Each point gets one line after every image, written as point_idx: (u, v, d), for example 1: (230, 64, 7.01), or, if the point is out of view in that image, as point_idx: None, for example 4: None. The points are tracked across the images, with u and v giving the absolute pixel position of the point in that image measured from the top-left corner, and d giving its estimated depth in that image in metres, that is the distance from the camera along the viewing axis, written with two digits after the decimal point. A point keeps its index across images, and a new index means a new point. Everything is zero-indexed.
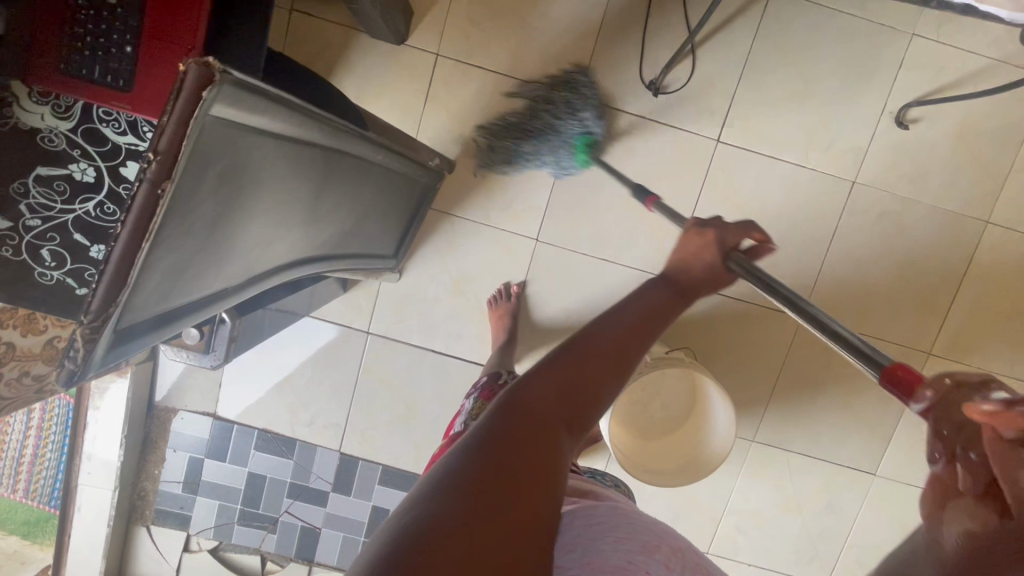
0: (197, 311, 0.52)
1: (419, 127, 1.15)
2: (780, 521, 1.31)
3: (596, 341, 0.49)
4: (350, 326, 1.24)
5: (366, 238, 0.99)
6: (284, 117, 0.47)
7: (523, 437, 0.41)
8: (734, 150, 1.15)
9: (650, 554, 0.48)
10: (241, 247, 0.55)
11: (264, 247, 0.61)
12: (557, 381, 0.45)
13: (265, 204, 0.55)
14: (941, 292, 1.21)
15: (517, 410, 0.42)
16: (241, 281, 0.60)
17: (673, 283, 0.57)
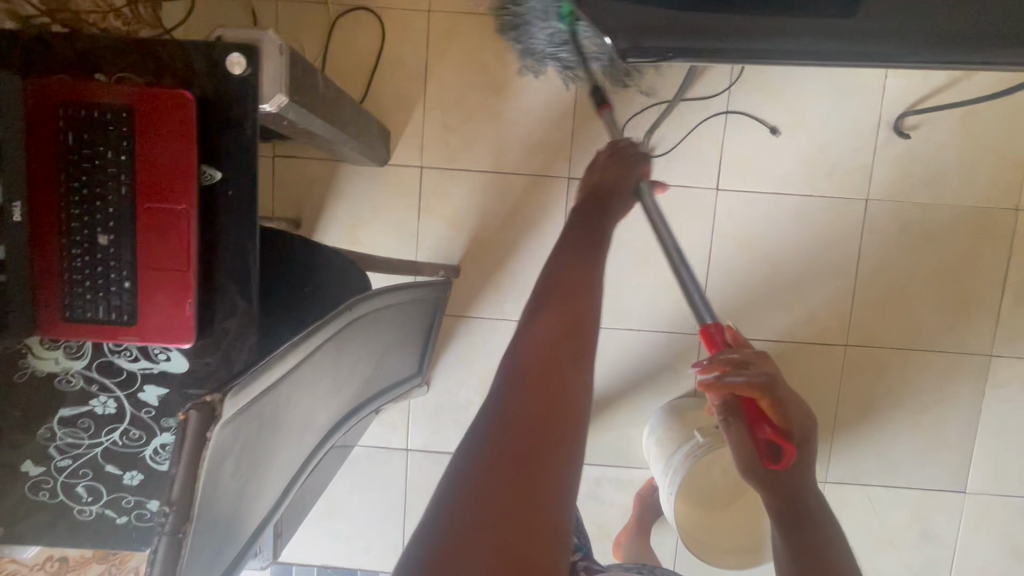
0: (249, 553, 0.50)
1: (417, 239, 1.15)
2: (874, 560, 1.22)
3: (546, 315, 0.56)
4: (387, 447, 1.21)
5: (390, 371, 0.97)
6: (295, 354, 0.47)
7: (520, 419, 0.47)
8: (736, 194, 1.12)
9: None
10: (278, 472, 0.54)
11: (297, 453, 0.60)
12: (533, 351, 0.52)
13: (295, 421, 0.54)
14: (988, 290, 1.14)
15: (519, 373, 0.50)
16: (282, 495, 0.59)
17: (578, 251, 0.67)
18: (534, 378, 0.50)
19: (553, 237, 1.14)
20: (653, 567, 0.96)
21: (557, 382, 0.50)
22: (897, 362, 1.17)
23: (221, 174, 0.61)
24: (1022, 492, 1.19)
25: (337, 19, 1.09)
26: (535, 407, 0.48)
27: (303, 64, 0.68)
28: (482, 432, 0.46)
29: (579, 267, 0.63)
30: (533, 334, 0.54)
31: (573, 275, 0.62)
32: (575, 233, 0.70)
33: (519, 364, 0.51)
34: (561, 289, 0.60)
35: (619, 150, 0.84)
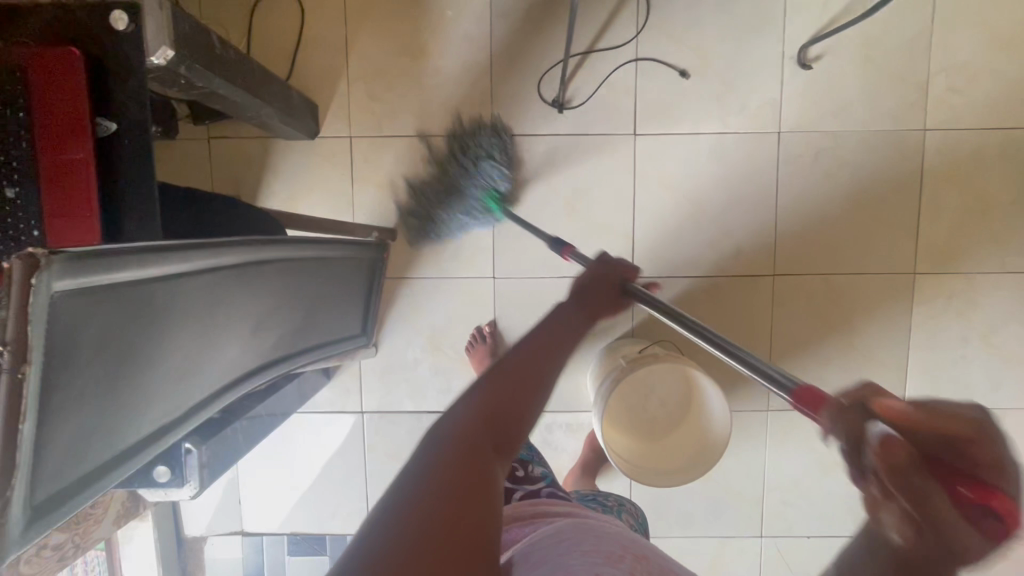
0: (132, 457, 0.54)
1: (353, 206, 1.20)
2: (823, 482, 1.26)
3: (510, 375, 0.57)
4: (343, 410, 1.26)
5: (325, 326, 1.02)
6: (163, 259, 0.51)
7: (470, 471, 0.46)
8: (653, 138, 1.17)
9: (615, 564, 0.55)
10: (164, 387, 0.57)
11: (198, 374, 0.64)
12: (487, 418, 0.51)
13: (176, 340, 0.58)
14: (905, 210, 1.18)
15: (476, 425, 0.50)
16: (182, 411, 0.63)
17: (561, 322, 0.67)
18: (461, 488, 0.44)
19: (483, 194, 1.19)
20: (608, 503, 0.98)
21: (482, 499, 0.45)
22: (825, 287, 1.21)
23: (116, 125, 0.66)
24: (959, 404, 1.23)
25: (256, 1, 1.14)
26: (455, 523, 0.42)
27: (196, 25, 0.73)
28: (383, 536, 0.39)
29: (540, 359, 0.59)
30: (464, 435, 0.49)
31: (532, 370, 0.57)
32: (547, 321, 0.66)
33: (443, 472, 0.45)
34: (513, 389, 0.55)
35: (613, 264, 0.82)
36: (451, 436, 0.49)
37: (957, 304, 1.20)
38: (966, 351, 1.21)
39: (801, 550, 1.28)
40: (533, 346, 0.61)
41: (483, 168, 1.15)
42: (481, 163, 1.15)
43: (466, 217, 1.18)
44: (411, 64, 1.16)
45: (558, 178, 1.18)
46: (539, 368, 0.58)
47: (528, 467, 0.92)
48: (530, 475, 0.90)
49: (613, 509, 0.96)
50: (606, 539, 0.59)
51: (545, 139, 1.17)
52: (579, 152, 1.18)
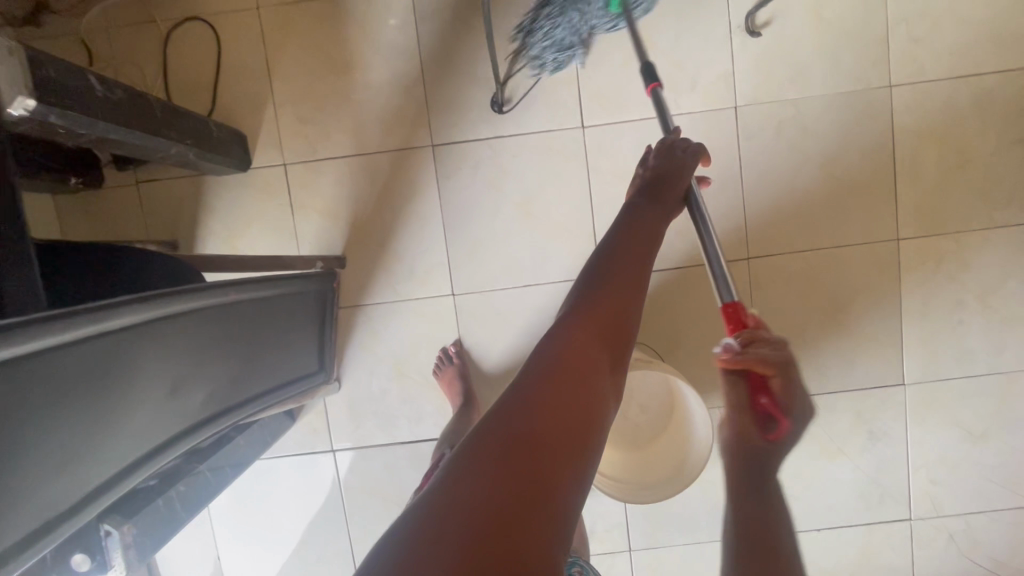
0: (4, 564, 0.51)
1: (296, 237, 1.13)
2: (827, 471, 1.18)
3: (592, 305, 0.57)
4: (314, 451, 1.20)
5: (272, 369, 0.95)
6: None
7: (561, 395, 0.47)
8: (603, 128, 1.10)
9: None
10: (36, 483, 0.54)
11: (79, 452, 0.58)
12: (573, 348, 0.52)
13: (49, 428, 0.54)
14: (879, 174, 1.11)
15: (564, 354, 0.51)
16: (66, 495, 0.58)
17: (638, 242, 0.67)
18: (555, 393, 0.47)
19: (431, 208, 1.12)
20: None
21: (576, 401, 0.48)
22: (805, 265, 1.13)
23: None
24: (963, 374, 1.15)
25: (169, 34, 1.08)
26: (552, 422, 0.45)
27: (64, 67, 0.66)
28: (476, 468, 0.42)
29: (621, 281, 0.61)
30: (551, 379, 0.48)
31: (613, 293, 0.59)
32: (621, 238, 0.67)
33: (538, 379, 0.48)
34: (596, 314, 0.56)
35: (670, 171, 0.78)
36: (544, 358, 0.50)
37: (947, 267, 1.12)
38: (963, 316, 1.13)
39: (812, 545, 1.20)
40: (612, 267, 0.62)
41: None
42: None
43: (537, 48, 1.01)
44: (338, 82, 1.10)
45: (508, 183, 1.12)
46: (623, 291, 0.60)
47: None
48: None
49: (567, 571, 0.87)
50: None
51: (489, 144, 1.11)
52: (528, 151, 1.11)
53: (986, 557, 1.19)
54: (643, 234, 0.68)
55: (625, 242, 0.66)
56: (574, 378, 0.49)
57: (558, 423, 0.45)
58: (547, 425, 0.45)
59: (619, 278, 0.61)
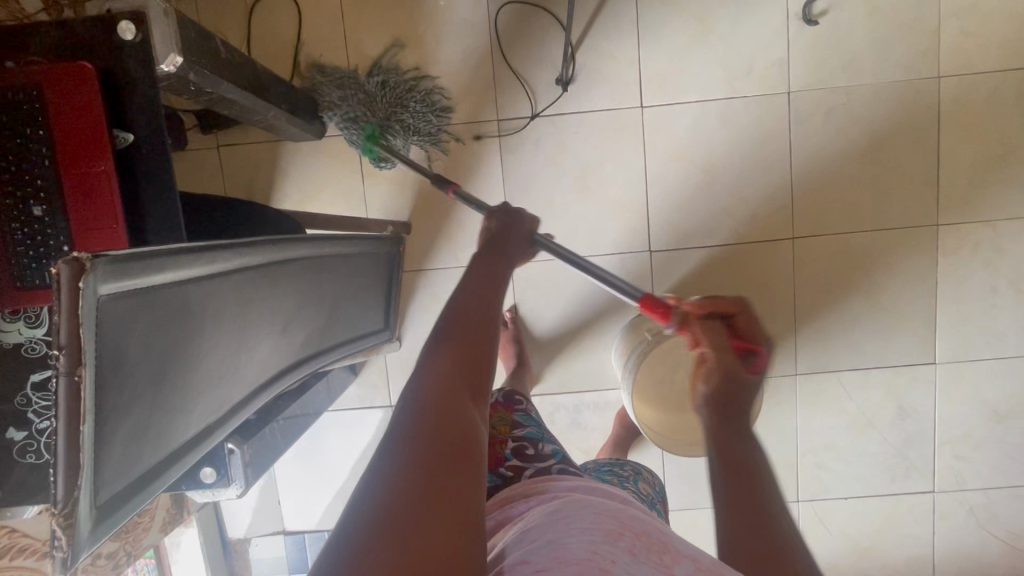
0: (178, 461, 0.53)
1: (365, 202, 1.20)
2: (858, 444, 1.25)
3: (448, 334, 0.57)
4: (373, 406, 1.28)
5: (349, 323, 1.02)
6: (197, 261, 0.51)
7: (437, 424, 0.46)
8: (659, 109, 1.16)
9: (615, 542, 0.50)
10: (212, 399, 0.59)
11: (235, 375, 0.64)
12: (440, 375, 0.51)
13: (212, 341, 0.57)
14: (923, 162, 1.16)
15: (433, 384, 0.50)
16: (223, 417, 0.63)
17: (489, 278, 0.71)
18: (434, 424, 0.46)
19: (493, 180, 1.19)
20: (624, 472, 0.99)
21: (462, 440, 0.45)
22: (845, 246, 1.19)
23: (133, 136, 0.67)
24: (992, 355, 1.21)
25: (253, 6, 1.14)
26: (441, 468, 0.42)
27: (200, 31, 0.73)
28: (371, 514, 0.39)
29: (476, 312, 0.62)
30: (432, 412, 0.47)
31: (472, 324, 0.59)
32: (477, 281, 0.69)
33: (421, 419, 0.46)
34: (456, 338, 0.57)
35: (514, 213, 0.85)
36: (417, 392, 0.49)
37: (982, 253, 1.18)
38: (995, 300, 1.19)
39: (839, 512, 1.27)
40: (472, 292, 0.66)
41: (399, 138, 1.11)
42: (399, 138, 1.11)
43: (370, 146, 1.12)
44: (411, 56, 1.16)
45: (567, 158, 1.18)
46: (480, 320, 0.61)
47: (539, 446, 0.83)
48: (541, 453, 0.82)
49: (630, 478, 0.97)
50: (602, 516, 0.54)
51: (552, 120, 1.17)
52: (587, 129, 1.17)
53: (1004, 529, 1.26)
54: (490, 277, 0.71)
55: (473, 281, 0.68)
56: (452, 415, 0.47)
57: (443, 452, 0.44)
58: (439, 472, 0.42)
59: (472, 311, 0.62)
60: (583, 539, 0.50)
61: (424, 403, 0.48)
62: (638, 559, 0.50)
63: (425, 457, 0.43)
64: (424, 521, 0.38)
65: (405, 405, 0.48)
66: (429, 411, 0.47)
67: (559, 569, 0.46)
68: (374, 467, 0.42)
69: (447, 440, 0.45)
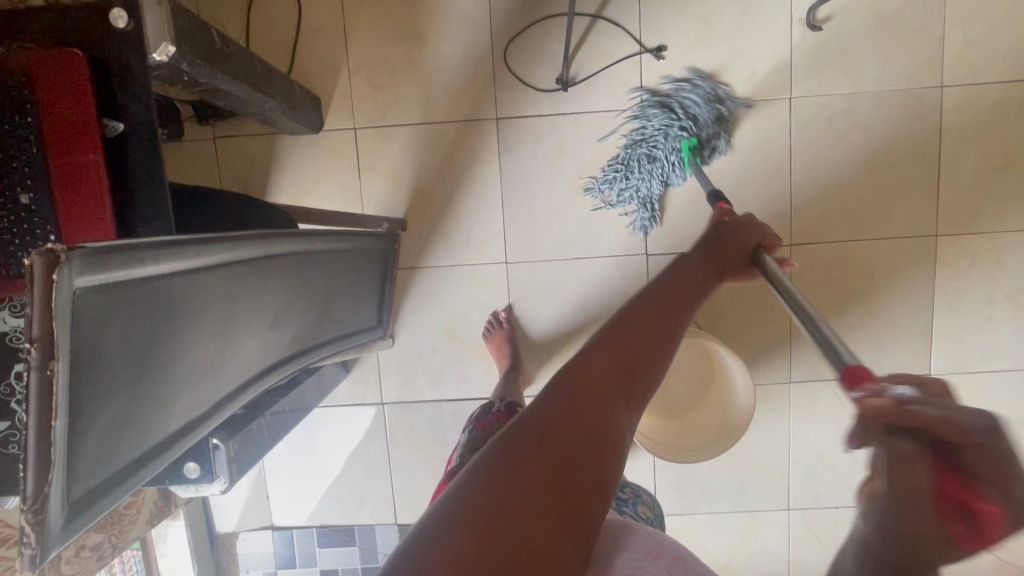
0: (157, 458, 0.53)
1: (362, 198, 1.19)
2: (850, 453, 1.24)
3: (624, 329, 0.50)
4: (365, 402, 1.27)
5: (341, 319, 1.01)
6: (181, 254, 0.50)
7: (581, 423, 0.41)
8: (660, 112, 1.15)
9: (654, 560, 0.56)
10: (195, 395, 0.58)
11: (220, 370, 0.63)
12: (604, 372, 0.46)
13: (199, 335, 0.57)
14: (924, 171, 1.15)
15: (594, 378, 0.45)
16: (207, 412, 0.62)
17: (683, 281, 0.60)
18: (580, 419, 0.41)
19: (491, 179, 1.18)
20: (624, 495, 0.98)
21: (604, 458, 0.40)
22: (843, 255, 1.18)
23: (123, 125, 0.66)
24: (988, 368, 1.20)
25: None
26: (577, 477, 0.38)
27: (194, 21, 0.72)
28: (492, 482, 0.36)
29: (668, 317, 0.54)
30: (581, 403, 0.42)
31: (658, 331, 0.52)
32: (682, 278, 0.60)
33: (567, 408, 0.42)
34: (634, 339, 0.49)
35: (745, 225, 0.73)
36: (575, 378, 0.44)
37: (981, 264, 1.17)
38: (992, 311, 1.18)
39: (829, 521, 1.27)
40: (669, 288, 0.57)
41: (663, 140, 1.11)
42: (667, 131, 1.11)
43: (603, 187, 1.17)
44: (411, 52, 1.15)
45: (566, 158, 1.17)
46: (666, 328, 0.53)
47: None
48: None
49: (631, 501, 0.96)
50: (642, 537, 0.60)
51: (551, 119, 1.16)
52: (587, 129, 1.16)
53: None
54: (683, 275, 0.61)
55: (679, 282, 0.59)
56: (603, 431, 0.42)
57: (576, 455, 0.39)
58: (572, 481, 0.38)
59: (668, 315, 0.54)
60: (629, 558, 0.55)
61: (583, 400, 0.43)
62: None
63: (560, 448, 0.39)
64: (548, 509, 0.35)
65: (558, 389, 0.43)
66: (586, 415, 0.42)
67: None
68: (517, 442, 0.39)
69: (592, 451, 0.40)
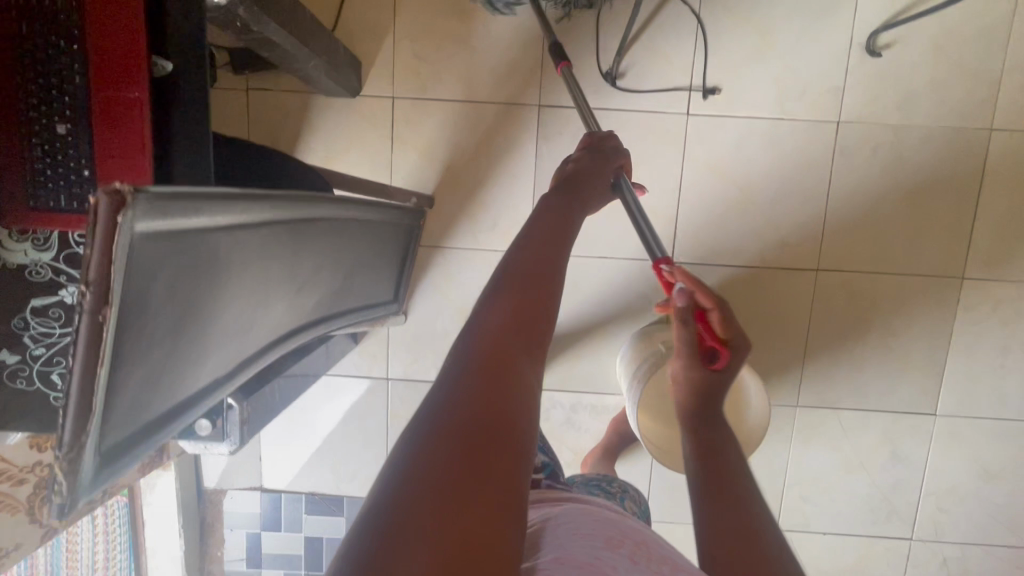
0: (182, 414, 0.51)
1: (391, 169, 1.17)
2: (845, 482, 1.25)
3: (503, 296, 0.51)
4: (369, 375, 1.25)
5: (361, 290, 0.99)
6: (231, 209, 0.48)
7: (473, 402, 0.42)
8: (706, 119, 1.12)
9: (615, 550, 0.53)
10: (223, 353, 0.56)
11: (248, 330, 0.61)
12: (486, 341, 0.47)
13: (236, 293, 0.55)
14: (960, 212, 1.14)
15: (476, 352, 0.46)
16: (232, 371, 0.61)
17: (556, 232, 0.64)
18: (471, 396, 0.43)
19: (525, 167, 1.16)
20: (612, 489, 0.99)
21: (503, 415, 0.42)
22: (868, 286, 1.17)
23: (172, 67, 0.63)
24: (994, 414, 1.20)
25: None
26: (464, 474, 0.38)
27: None
28: (398, 497, 0.37)
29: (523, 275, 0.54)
30: (477, 381, 0.44)
31: (519, 299, 0.51)
32: (539, 228, 0.63)
33: (461, 388, 0.43)
34: (511, 297, 0.51)
35: (603, 147, 0.85)
36: (464, 353, 0.46)
37: (1002, 312, 1.16)
38: (1005, 359, 1.18)
39: (815, 545, 1.28)
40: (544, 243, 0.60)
41: None
42: None
43: None
44: (460, 26, 1.11)
45: None
46: (534, 283, 0.53)
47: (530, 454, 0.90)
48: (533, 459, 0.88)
49: (617, 494, 0.98)
50: (603, 525, 0.58)
51: (594, 113, 1.13)
52: (629, 127, 1.13)
53: None
54: (563, 232, 0.64)
55: (535, 237, 0.61)
56: (498, 403, 0.43)
57: (480, 443, 0.40)
58: (459, 483, 0.38)
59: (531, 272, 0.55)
60: (584, 544, 0.52)
61: (461, 379, 0.43)
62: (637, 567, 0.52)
63: (461, 437, 0.40)
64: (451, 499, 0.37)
65: (454, 352, 0.47)
66: (460, 408, 0.41)
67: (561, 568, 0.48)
68: (407, 439, 0.40)
69: (484, 423, 0.41)
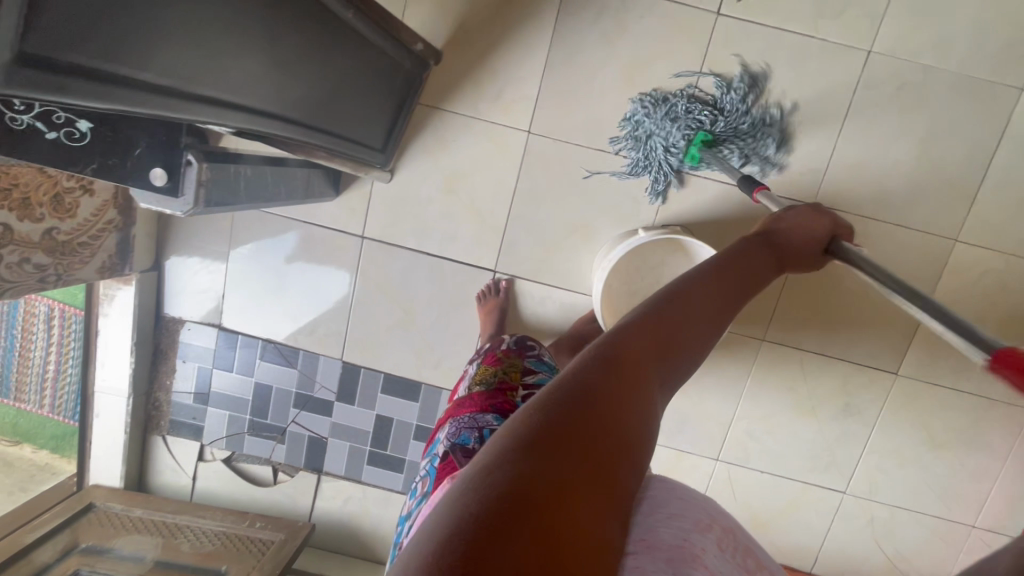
0: (135, 99, 0.51)
1: (404, 15, 1.12)
2: (793, 426, 1.26)
3: (653, 315, 0.53)
4: (345, 230, 1.24)
5: (351, 118, 0.97)
6: None
7: (609, 386, 0.43)
8: (735, 22, 1.08)
9: (704, 532, 0.48)
10: (190, 69, 0.56)
11: (220, 65, 0.60)
12: (632, 345, 0.48)
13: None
14: (970, 171, 1.11)
15: (620, 349, 0.47)
16: (203, 104, 0.60)
17: (731, 277, 0.62)
18: (607, 380, 0.43)
19: (541, 39, 1.11)
20: None
21: (630, 414, 0.43)
22: (860, 232, 1.15)
23: None
24: (954, 385, 1.20)
25: None
26: (588, 441, 0.38)
27: None
28: (530, 431, 0.38)
29: (680, 308, 0.54)
30: (614, 368, 0.45)
31: (667, 325, 0.52)
32: (706, 267, 0.62)
33: (601, 371, 0.44)
34: (661, 322, 0.52)
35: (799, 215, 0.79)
36: (612, 344, 0.47)
37: (986, 283, 1.15)
38: None
39: (750, 481, 1.30)
40: (716, 283, 0.60)
41: None
42: None
43: None
44: None
45: (623, 41, 1.10)
46: (688, 317, 0.54)
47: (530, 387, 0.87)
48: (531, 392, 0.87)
49: None
50: (693, 503, 0.51)
51: None
52: (654, 17, 1.09)
53: (893, 547, 1.30)
54: (731, 266, 0.63)
55: (707, 279, 0.60)
56: (625, 397, 0.43)
57: (609, 427, 0.40)
58: (580, 447, 0.38)
59: (677, 313, 0.54)
60: (679, 528, 0.47)
61: (603, 368, 0.44)
62: (724, 555, 0.48)
63: (591, 409, 0.40)
64: (576, 459, 0.37)
65: (604, 340, 0.48)
66: (599, 386, 0.42)
67: (650, 556, 0.44)
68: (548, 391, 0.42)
69: (612, 428, 0.41)
